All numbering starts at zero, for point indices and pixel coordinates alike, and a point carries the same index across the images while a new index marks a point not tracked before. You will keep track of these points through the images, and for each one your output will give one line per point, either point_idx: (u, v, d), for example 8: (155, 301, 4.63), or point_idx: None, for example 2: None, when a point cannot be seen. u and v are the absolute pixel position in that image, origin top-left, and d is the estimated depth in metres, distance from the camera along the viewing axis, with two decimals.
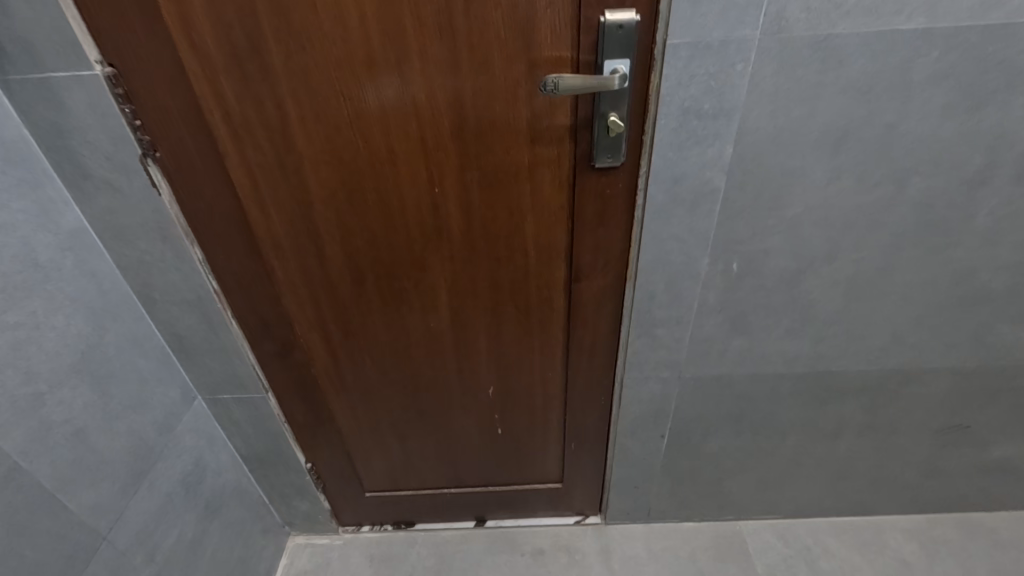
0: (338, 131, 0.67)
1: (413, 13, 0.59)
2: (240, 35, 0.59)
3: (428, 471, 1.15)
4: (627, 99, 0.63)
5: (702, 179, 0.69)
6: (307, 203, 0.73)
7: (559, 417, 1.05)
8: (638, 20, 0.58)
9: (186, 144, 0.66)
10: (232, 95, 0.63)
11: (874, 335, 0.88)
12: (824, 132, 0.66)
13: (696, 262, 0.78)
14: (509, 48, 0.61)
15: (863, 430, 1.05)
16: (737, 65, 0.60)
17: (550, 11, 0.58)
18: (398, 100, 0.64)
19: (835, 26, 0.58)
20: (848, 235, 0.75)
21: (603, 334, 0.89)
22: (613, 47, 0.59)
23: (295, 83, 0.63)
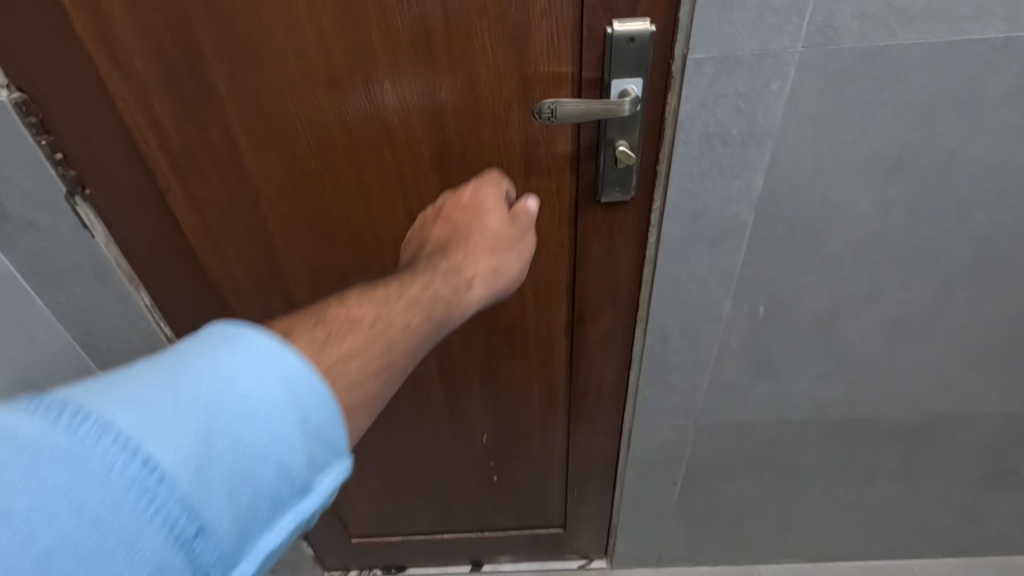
0: (299, 162, 0.56)
1: (381, 24, 0.48)
2: (172, 52, 0.49)
3: (419, 516, 1.05)
4: (639, 123, 0.53)
5: (727, 214, 0.59)
6: (269, 244, 0.63)
7: (562, 462, 0.95)
8: (654, 30, 0.48)
9: (119, 179, 0.57)
10: (169, 122, 0.53)
11: (917, 379, 0.78)
12: (873, 159, 0.55)
13: (718, 304, 0.68)
14: (499, 64, 0.51)
15: (898, 476, 0.95)
16: (772, 83, 0.50)
17: (546, 20, 0.48)
18: (369, 125, 0.54)
19: (894, 35, 0.48)
20: (894, 273, 0.65)
21: (610, 379, 0.79)
22: (622, 62, 0.49)
23: (244, 108, 0.52)
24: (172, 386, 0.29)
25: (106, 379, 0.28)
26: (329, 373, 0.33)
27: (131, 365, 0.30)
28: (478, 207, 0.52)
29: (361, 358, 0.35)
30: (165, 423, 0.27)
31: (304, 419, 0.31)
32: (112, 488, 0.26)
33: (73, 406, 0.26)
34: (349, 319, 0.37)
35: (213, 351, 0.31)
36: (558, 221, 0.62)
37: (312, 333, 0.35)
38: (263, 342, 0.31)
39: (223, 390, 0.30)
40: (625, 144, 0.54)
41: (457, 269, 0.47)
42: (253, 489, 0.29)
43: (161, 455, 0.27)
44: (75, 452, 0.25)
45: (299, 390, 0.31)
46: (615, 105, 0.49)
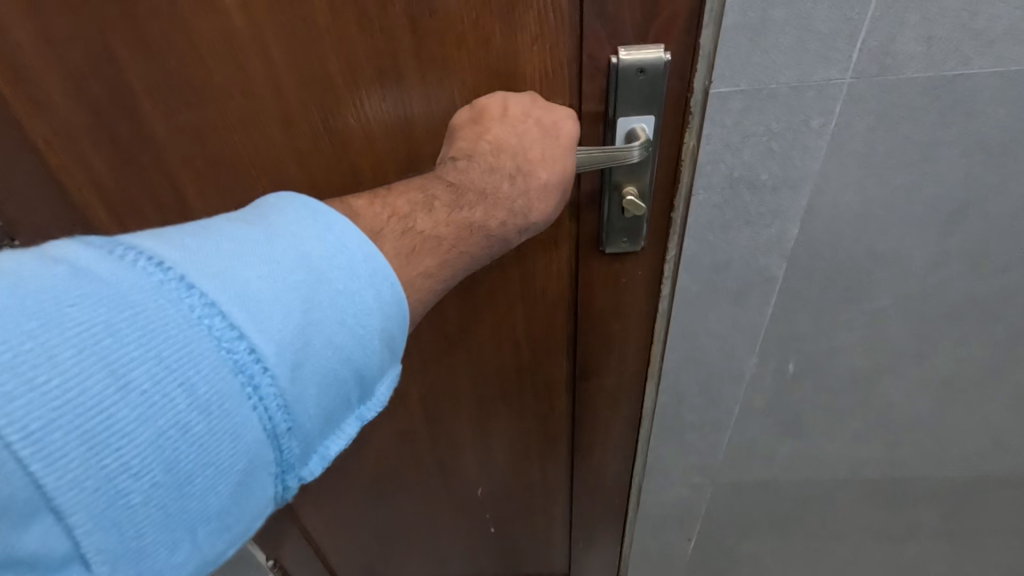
0: (254, 212, 0.49)
1: (339, 55, 0.41)
2: (98, 91, 0.43)
3: (412, 566, 0.98)
4: (651, 167, 0.45)
5: (754, 266, 0.51)
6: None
7: (565, 515, 0.87)
8: (668, 58, 0.39)
9: (52, 229, 0.50)
10: (102, 167, 0.47)
11: (968, 439, 0.68)
12: (932, 205, 0.46)
13: (741, 361, 0.59)
14: (481, 100, 0.43)
15: (939, 535, 0.85)
16: (814, 119, 0.41)
17: (538, 48, 0.40)
18: (333, 169, 0.47)
19: (967, 63, 0.39)
20: (948, 329, 0.56)
21: (618, 435, 0.71)
22: (631, 98, 0.41)
23: (189, 148, 0.46)
24: (272, 265, 0.30)
25: (211, 249, 0.29)
26: (406, 282, 0.35)
27: (230, 236, 0.30)
28: (559, 138, 0.40)
29: (435, 259, 0.37)
30: (268, 309, 0.29)
31: (384, 329, 0.33)
32: (229, 365, 0.28)
33: (190, 279, 0.28)
34: (429, 217, 0.37)
35: (303, 234, 0.32)
36: (556, 271, 0.54)
37: (398, 240, 0.35)
38: (351, 239, 0.33)
39: (314, 286, 0.31)
40: (633, 190, 0.45)
41: (527, 183, 0.39)
42: (339, 385, 0.32)
43: (268, 345, 0.29)
44: (194, 330, 0.27)
45: (382, 298, 0.33)
46: (625, 151, 0.41)
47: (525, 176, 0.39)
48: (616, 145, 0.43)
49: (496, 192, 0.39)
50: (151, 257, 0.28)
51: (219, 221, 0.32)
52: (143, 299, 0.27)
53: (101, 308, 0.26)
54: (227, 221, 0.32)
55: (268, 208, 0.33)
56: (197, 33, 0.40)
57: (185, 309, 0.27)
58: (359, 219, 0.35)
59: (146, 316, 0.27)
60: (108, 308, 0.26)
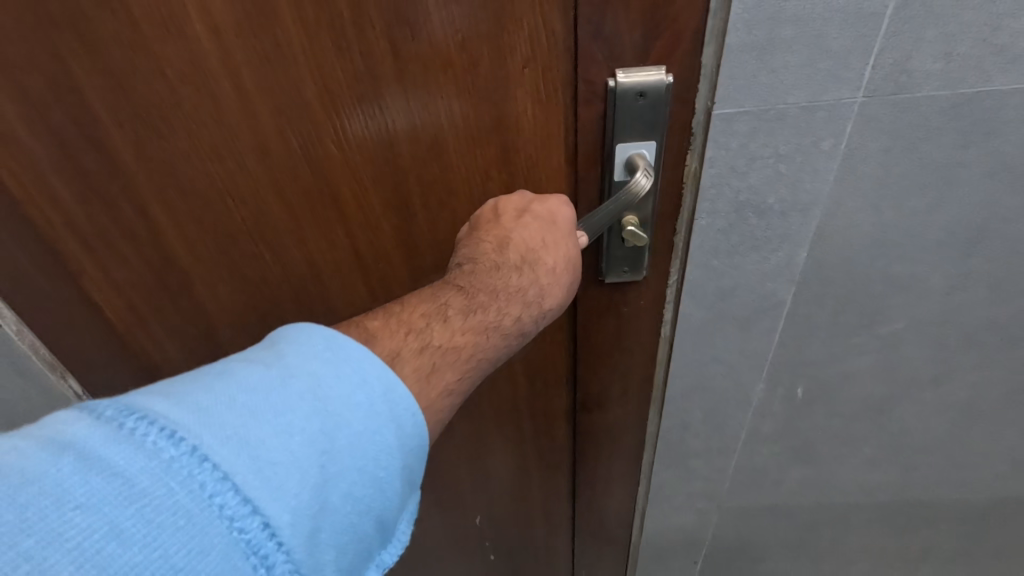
0: (235, 241, 0.49)
1: (315, 80, 0.39)
2: (62, 119, 0.42)
3: None
4: (653, 195, 0.42)
5: (761, 292, 0.48)
6: (203, 311, 0.55)
7: (568, 547, 0.83)
8: (671, 81, 0.37)
9: (25, 260, 0.50)
10: (68, 197, 0.46)
11: (986, 462, 0.65)
12: (950, 228, 0.43)
13: (747, 387, 0.56)
14: (470, 124, 0.41)
15: (956, 558, 0.82)
16: (825, 141, 0.38)
17: (529, 72, 0.38)
18: (315, 198, 0.46)
19: (989, 79, 0.36)
20: (966, 353, 0.53)
21: (620, 465, 0.68)
22: (630, 123, 0.38)
23: (161, 171, 0.45)
24: (287, 419, 0.29)
25: (225, 410, 0.28)
26: (426, 404, 0.34)
27: (246, 385, 0.29)
28: (557, 226, 0.41)
29: (455, 373, 0.36)
30: (283, 473, 0.28)
31: (404, 465, 0.32)
32: (242, 548, 0.26)
33: (203, 450, 0.26)
34: (446, 328, 0.36)
35: (318, 372, 0.31)
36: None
37: (418, 358, 0.35)
38: (371, 369, 0.32)
39: (331, 433, 0.30)
40: (634, 220, 0.43)
41: (535, 273, 0.40)
42: (356, 540, 0.31)
43: (283, 515, 0.27)
44: (207, 515, 0.25)
45: (403, 433, 0.32)
46: (633, 184, 0.40)
47: (532, 268, 0.40)
48: (617, 173, 0.41)
49: (506, 288, 0.39)
50: (162, 428, 0.26)
51: (233, 364, 0.31)
52: (150, 487, 0.25)
53: (104, 510, 0.24)
54: (242, 363, 0.31)
55: (285, 342, 0.32)
56: (161, 59, 0.39)
57: (197, 488, 0.25)
58: (375, 341, 0.34)
59: (152, 509, 0.24)
60: (114, 507, 0.24)
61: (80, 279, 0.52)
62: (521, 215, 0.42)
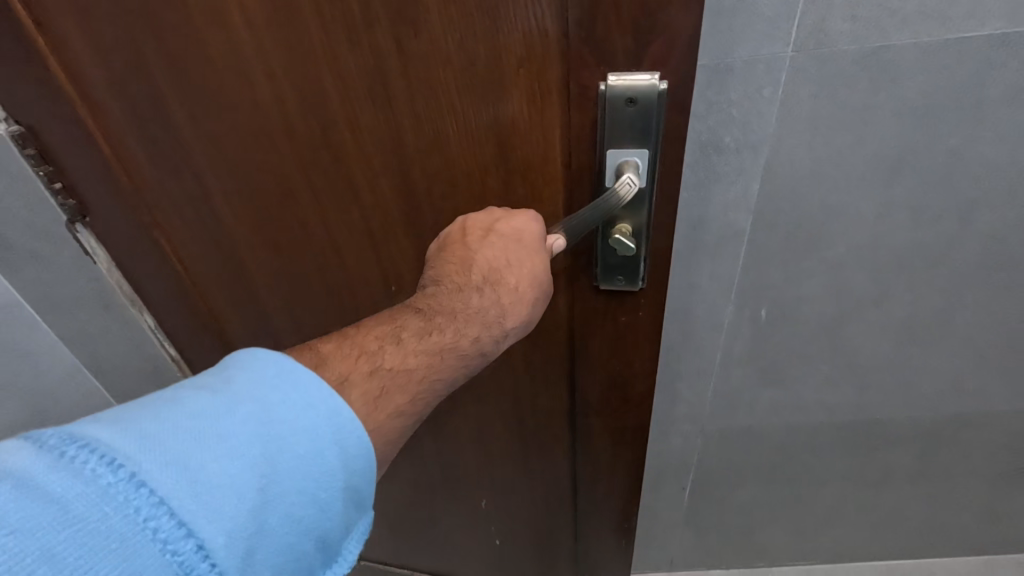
0: (268, 212, 0.58)
1: (333, 74, 0.47)
2: (140, 97, 0.52)
3: (425, 551, 1.04)
4: (645, 204, 0.47)
5: (724, 220, 0.58)
6: (244, 268, 0.63)
7: (569, 533, 0.87)
8: (661, 87, 0.41)
9: (112, 209, 0.60)
10: (144, 162, 0.57)
11: (929, 379, 0.76)
12: (873, 161, 0.54)
13: (719, 311, 0.67)
14: (463, 128, 0.47)
15: (913, 477, 0.93)
16: (766, 88, 0.49)
17: (522, 73, 0.43)
18: (335, 189, 0.54)
19: (887, 36, 0.46)
20: (899, 274, 0.64)
21: (621, 453, 0.70)
22: (621, 127, 0.43)
23: (214, 144, 0.54)
24: (232, 442, 0.32)
25: (168, 436, 0.31)
26: (373, 425, 0.40)
27: (193, 411, 0.33)
28: (523, 241, 0.47)
29: (404, 395, 0.42)
30: (222, 496, 0.30)
31: (345, 485, 0.36)
32: (174, 570, 0.28)
33: (140, 476, 0.29)
34: (398, 349, 0.43)
35: (266, 395, 0.35)
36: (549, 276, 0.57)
37: (366, 382, 0.40)
38: (320, 394, 0.36)
39: (274, 456, 0.33)
40: (627, 227, 0.48)
41: (495, 293, 0.46)
42: (295, 559, 0.34)
43: (217, 537, 0.30)
44: (140, 539, 0.27)
45: (346, 454, 0.36)
46: (617, 192, 0.45)
47: (493, 286, 0.46)
48: (609, 174, 0.46)
49: (466, 308, 0.46)
50: (100, 455, 0.28)
51: (181, 392, 0.34)
52: (85, 512, 0.27)
53: (32, 537, 0.25)
54: (191, 389, 0.34)
55: (234, 367, 0.36)
56: (213, 51, 0.48)
57: (132, 512, 0.28)
58: (327, 365, 0.40)
59: (83, 534, 0.26)
60: (44, 533, 0.26)
61: (153, 230, 0.61)
62: (487, 234, 0.48)
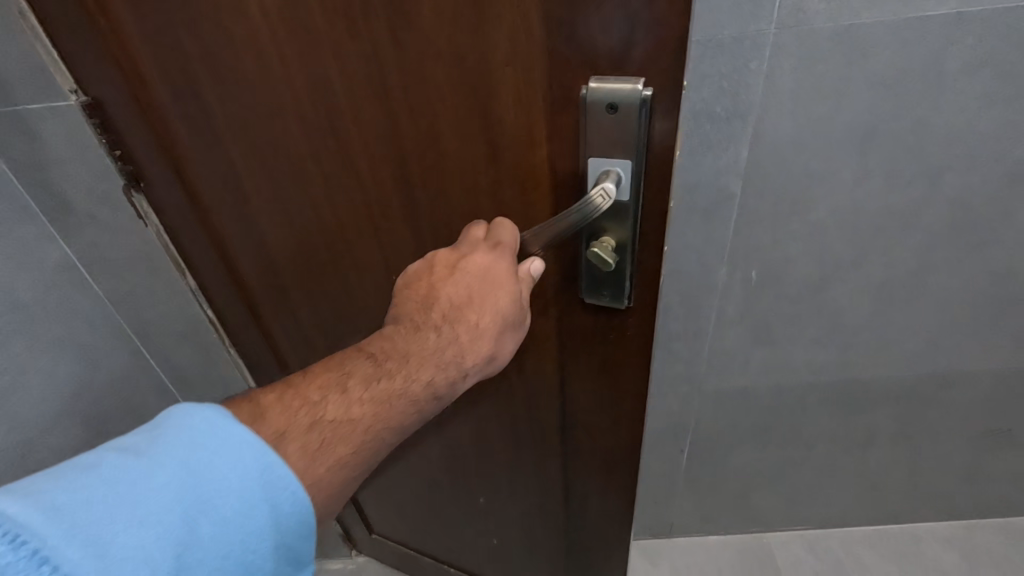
0: (283, 193, 0.58)
1: (337, 63, 0.46)
2: (169, 73, 0.52)
3: (432, 527, 1.07)
4: (630, 219, 0.44)
5: (716, 185, 0.65)
6: (264, 244, 0.65)
7: (564, 531, 0.88)
8: (644, 94, 0.38)
9: (157, 179, 0.63)
10: (178, 136, 0.58)
11: (908, 339, 0.83)
12: (849, 129, 0.61)
13: (713, 272, 0.73)
14: (460, 138, 0.47)
15: (896, 439, 0.99)
16: (752, 62, 0.56)
17: (511, 70, 0.41)
18: (344, 191, 0.55)
19: (858, 15, 0.53)
20: (877, 236, 0.70)
21: (614, 462, 0.69)
22: (602, 135, 0.41)
23: (234, 124, 0.54)
24: (149, 508, 0.32)
25: (80, 509, 0.31)
26: (309, 481, 0.40)
27: (108, 478, 0.33)
28: (487, 282, 0.45)
29: (347, 447, 0.42)
30: (132, 567, 0.30)
31: (270, 541, 0.37)
32: None
33: (43, 552, 0.29)
34: (342, 399, 0.43)
35: (190, 456, 0.35)
36: (540, 284, 0.55)
37: (304, 436, 0.41)
38: (249, 453, 0.37)
39: (194, 520, 0.34)
40: (611, 242, 0.46)
41: (449, 339, 0.46)
42: None
43: None
44: None
45: (272, 512, 0.37)
46: (590, 204, 0.42)
47: (452, 327, 0.46)
48: (590, 183, 0.44)
49: (422, 350, 0.45)
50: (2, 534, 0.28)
51: (101, 456, 0.34)
52: None
53: None
54: (114, 454, 0.35)
55: (161, 426, 0.37)
56: (229, 31, 0.47)
57: None
58: (265, 420, 0.40)
59: None
60: None
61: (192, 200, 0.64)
62: (452, 271, 0.47)
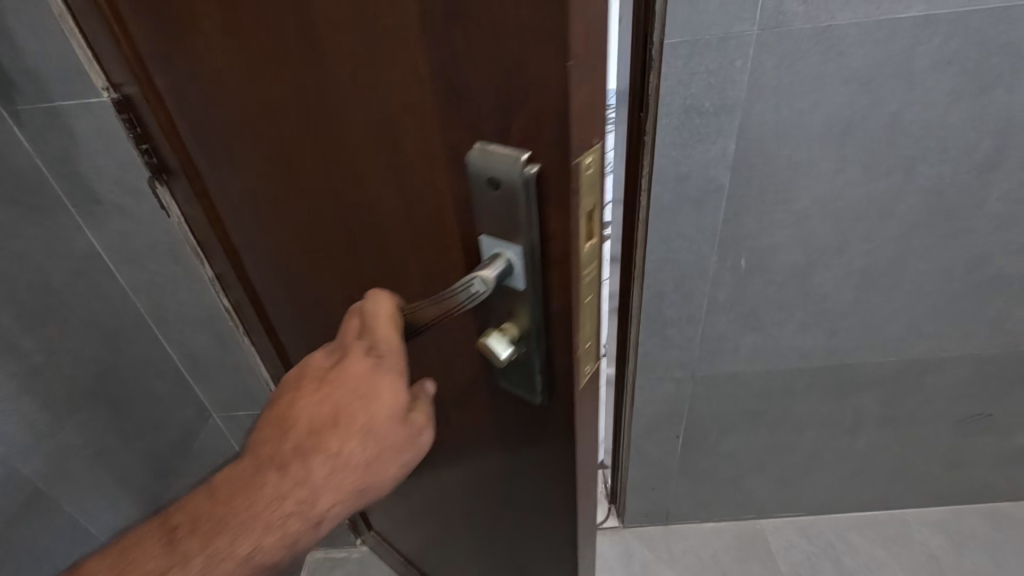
0: (257, 206, 0.59)
1: (276, 94, 0.45)
2: (169, 79, 0.55)
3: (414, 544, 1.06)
4: (530, 301, 0.40)
5: (707, 176, 0.69)
6: (254, 248, 0.67)
7: None
8: (530, 170, 0.34)
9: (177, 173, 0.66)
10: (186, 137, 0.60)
11: (889, 325, 0.87)
12: (829, 123, 0.65)
13: (705, 260, 0.78)
14: (386, 197, 0.45)
15: (883, 424, 1.04)
16: (737, 61, 0.60)
17: (410, 124, 0.39)
18: (311, 237, 0.56)
19: (833, 16, 0.58)
20: (858, 224, 0.74)
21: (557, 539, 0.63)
22: (491, 207, 0.37)
23: (215, 134, 0.56)
24: None
25: None
26: None
27: None
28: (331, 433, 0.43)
29: None
30: None
31: None
32: None
33: None
34: None
35: None
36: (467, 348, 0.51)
37: None
38: None
39: None
40: (511, 330, 0.42)
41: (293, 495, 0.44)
42: None
43: None
44: None
45: None
46: (471, 283, 0.39)
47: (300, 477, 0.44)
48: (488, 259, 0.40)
49: (262, 506, 0.44)
50: None
51: None
52: None
53: None
54: None
55: None
56: (198, 50, 0.48)
57: None
58: None
59: None
60: None
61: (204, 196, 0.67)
62: (320, 387, 0.44)
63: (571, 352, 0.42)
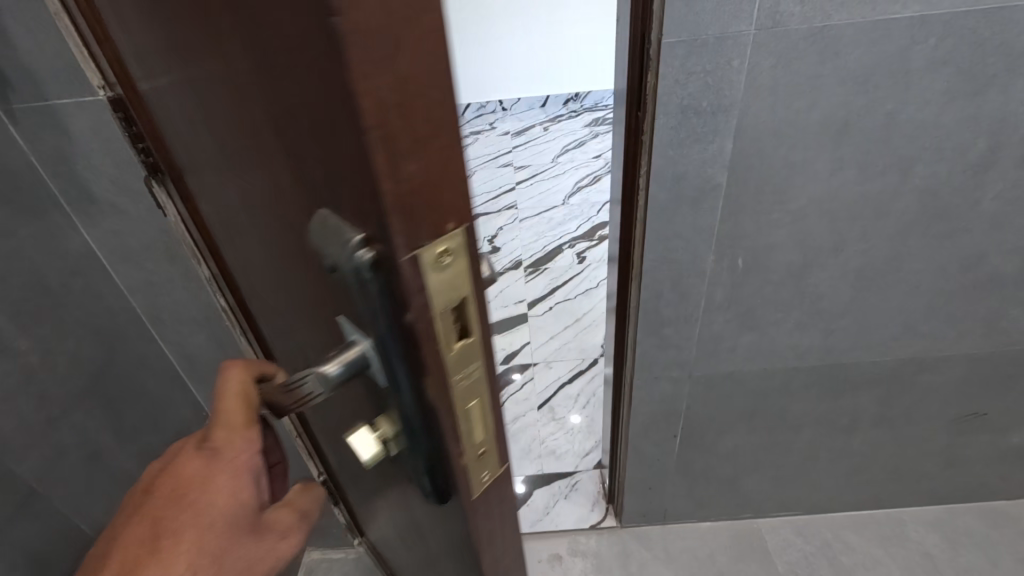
0: (216, 218, 0.59)
1: (195, 118, 0.43)
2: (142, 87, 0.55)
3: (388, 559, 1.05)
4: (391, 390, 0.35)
5: (704, 175, 0.69)
6: (229, 257, 0.67)
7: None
8: (361, 246, 0.29)
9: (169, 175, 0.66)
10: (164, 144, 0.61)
11: (885, 324, 0.87)
12: (825, 123, 0.65)
13: (701, 259, 0.78)
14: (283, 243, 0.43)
15: (879, 423, 1.04)
16: (734, 61, 0.60)
17: (278, 176, 0.36)
18: (250, 260, 0.55)
19: (829, 16, 0.58)
20: (854, 224, 0.75)
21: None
22: (341, 287, 0.33)
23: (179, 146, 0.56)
24: None
25: None
26: None
27: None
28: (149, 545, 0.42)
29: None
30: None
31: None
32: None
33: None
34: None
35: None
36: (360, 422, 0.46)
37: None
38: None
39: None
40: (385, 423, 0.38)
41: None
42: None
43: None
44: None
45: None
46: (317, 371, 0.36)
47: None
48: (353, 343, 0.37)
49: None
50: None
51: None
52: None
53: None
54: None
55: None
56: (149, 65, 0.48)
57: None
58: None
59: None
60: None
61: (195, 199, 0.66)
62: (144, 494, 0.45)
63: (445, 442, 0.37)
